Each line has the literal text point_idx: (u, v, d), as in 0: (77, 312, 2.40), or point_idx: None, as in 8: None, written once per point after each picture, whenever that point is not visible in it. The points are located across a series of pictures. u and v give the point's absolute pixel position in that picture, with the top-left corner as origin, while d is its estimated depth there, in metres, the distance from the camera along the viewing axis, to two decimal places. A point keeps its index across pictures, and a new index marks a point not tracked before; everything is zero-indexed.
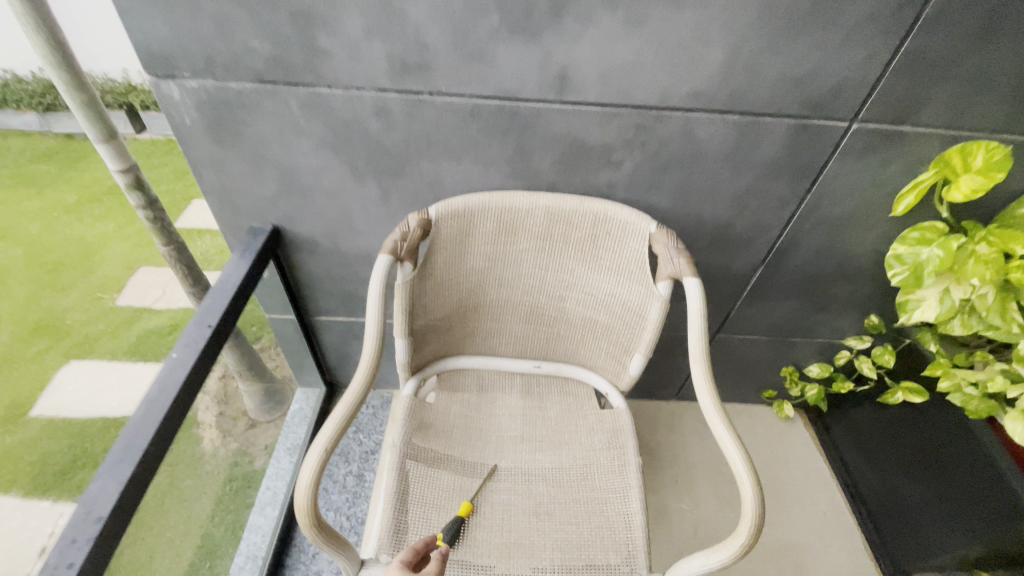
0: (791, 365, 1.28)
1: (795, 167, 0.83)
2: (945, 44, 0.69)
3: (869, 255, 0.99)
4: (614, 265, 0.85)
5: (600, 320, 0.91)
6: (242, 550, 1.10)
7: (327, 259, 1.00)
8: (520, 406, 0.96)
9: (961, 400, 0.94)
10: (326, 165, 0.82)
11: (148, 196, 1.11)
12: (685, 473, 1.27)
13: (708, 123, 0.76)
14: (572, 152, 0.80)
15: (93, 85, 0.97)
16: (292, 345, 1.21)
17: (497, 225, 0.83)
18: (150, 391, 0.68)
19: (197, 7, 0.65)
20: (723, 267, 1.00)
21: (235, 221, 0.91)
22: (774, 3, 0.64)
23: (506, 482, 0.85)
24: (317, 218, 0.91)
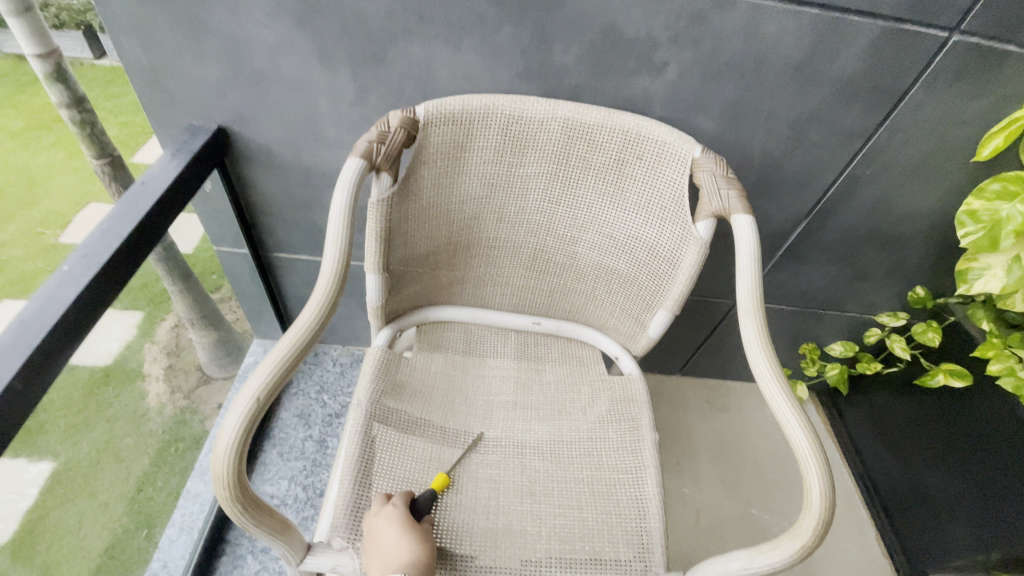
0: (812, 341, 1.16)
1: (871, 89, 0.68)
2: None
3: (929, 214, 0.85)
4: (644, 200, 0.69)
5: (618, 270, 0.76)
6: (176, 520, 0.93)
7: (289, 178, 0.82)
8: (514, 368, 0.81)
9: (1012, 385, 0.82)
10: (286, 43, 0.64)
11: (73, 90, 0.81)
12: (689, 456, 1.15)
13: (778, 16, 0.60)
14: (604, 45, 0.63)
15: None
16: (247, 286, 1.03)
17: (502, 137, 0.66)
18: (25, 309, 0.51)
19: None
20: (761, 218, 0.86)
21: (169, 114, 0.72)
22: None
23: (493, 455, 0.70)
24: (274, 118, 0.73)
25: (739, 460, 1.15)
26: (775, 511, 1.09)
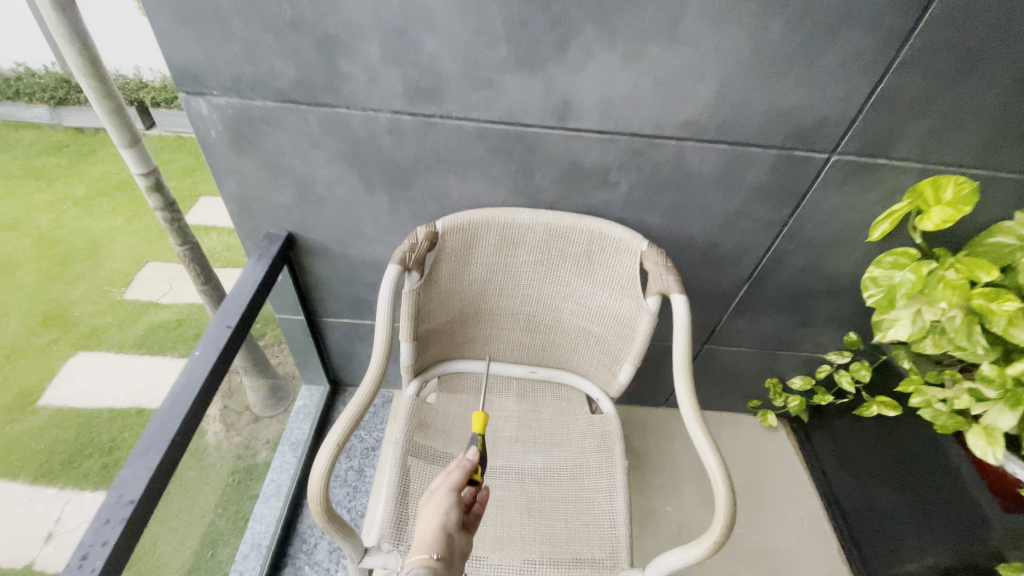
0: (775, 377, 1.34)
1: (778, 192, 0.89)
2: (920, 84, 0.75)
3: (849, 276, 1.05)
4: (609, 280, 0.91)
5: (593, 331, 0.97)
6: (246, 538, 1.15)
7: (338, 264, 1.05)
8: (516, 409, 1.01)
9: (931, 416, 0.98)
10: (340, 177, 0.88)
11: (166, 197, 1.16)
12: (672, 478, 1.33)
13: (698, 150, 0.82)
14: (573, 172, 0.86)
15: (121, 95, 1.03)
16: (298, 344, 1.27)
17: (499, 238, 0.88)
18: (176, 384, 0.73)
19: (228, 31, 0.71)
20: (712, 283, 1.07)
21: (252, 225, 0.97)
22: (761, 45, 0.70)
23: (499, 480, 0.90)
24: (329, 225, 0.97)
25: None
26: (747, 526, 1.26)
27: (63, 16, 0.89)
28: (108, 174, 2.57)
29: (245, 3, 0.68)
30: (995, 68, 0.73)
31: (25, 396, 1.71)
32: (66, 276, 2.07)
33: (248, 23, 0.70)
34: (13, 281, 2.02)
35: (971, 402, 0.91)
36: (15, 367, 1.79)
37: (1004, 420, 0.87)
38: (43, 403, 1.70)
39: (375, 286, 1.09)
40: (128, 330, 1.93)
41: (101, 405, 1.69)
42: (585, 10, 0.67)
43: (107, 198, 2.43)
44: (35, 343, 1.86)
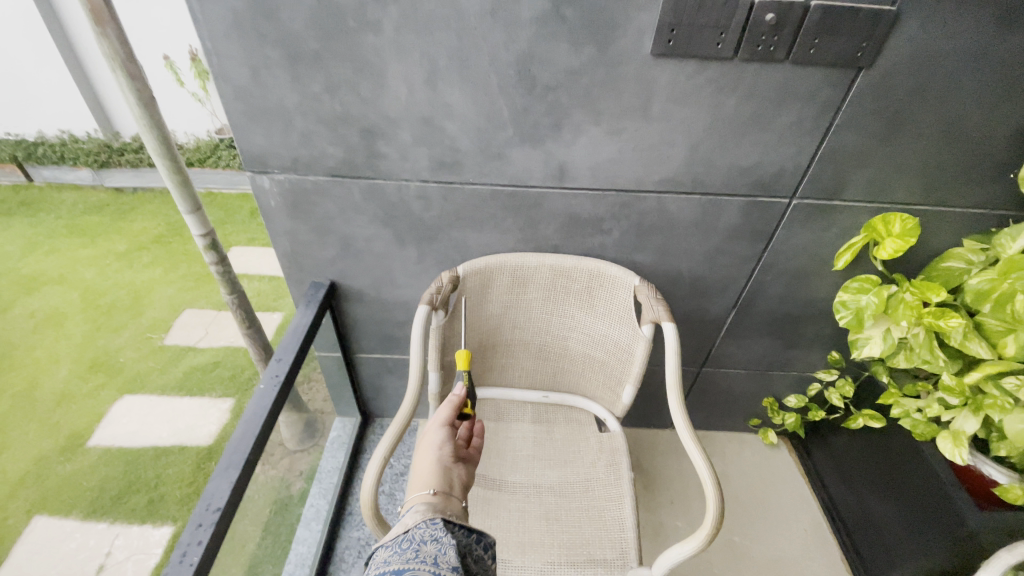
0: (771, 396, 1.45)
1: (750, 232, 1.03)
2: (857, 141, 0.90)
3: (823, 300, 1.18)
4: (608, 311, 1.04)
5: (596, 356, 1.10)
6: (290, 558, 1.25)
7: (372, 306, 1.21)
8: (532, 430, 1.14)
9: (910, 424, 1.08)
10: (376, 234, 1.05)
11: (219, 253, 1.31)
12: (680, 494, 1.42)
13: (677, 200, 0.98)
14: (572, 221, 1.02)
15: (186, 166, 1.17)
16: (334, 379, 1.41)
17: (511, 279, 1.03)
18: (247, 413, 0.88)
19: (291, 125, 0.88)
20: (701, 311, 1.21)
21: (300, 276, 1.13)
22: (720, 117, 0.86)
23: (520, 493, 1.02)
24: (365, 273, 1.13)
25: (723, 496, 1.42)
26: (754, 538, 1.34)
27: (146, 109, 1.05)
28: (146, 226, 2.84)
29: (306, 105, 0.85)
30: (918, 125, 0.88)
31: (75, 438, 1.77)
32: (111, 325, 2.23)
33: (307, 119, 0.87)
34: (64, 332, 2.19)
35: (941, 410, 1.03)
36: (67, 411, 1.87)
37: (969, 425, 0.97)
38: (94, 444, 1.75)
39: (404, 324, 1.25)
40: (169, 373, 2.02)
41: (149, 442, 1.75)
42: (574, 97, 0.84)
43: (147, 252, 2.65)
44: (85, 389, 1.96)
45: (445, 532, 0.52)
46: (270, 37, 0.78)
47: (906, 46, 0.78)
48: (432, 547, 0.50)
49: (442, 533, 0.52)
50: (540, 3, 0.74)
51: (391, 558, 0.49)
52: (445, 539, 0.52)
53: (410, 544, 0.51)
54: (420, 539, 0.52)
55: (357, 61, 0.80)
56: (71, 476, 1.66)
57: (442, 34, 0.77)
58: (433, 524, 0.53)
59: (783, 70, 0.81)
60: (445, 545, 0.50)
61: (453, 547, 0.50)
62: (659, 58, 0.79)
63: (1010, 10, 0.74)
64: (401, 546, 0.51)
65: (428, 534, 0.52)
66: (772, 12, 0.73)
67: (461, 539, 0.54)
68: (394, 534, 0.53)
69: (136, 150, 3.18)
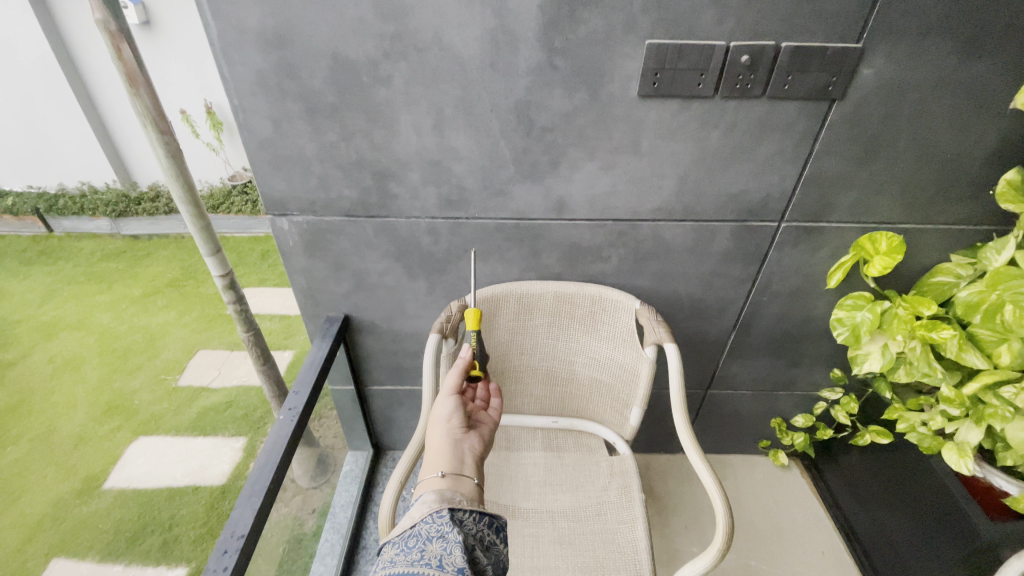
0: (779, 416, 1.46)
1: (743, 255, 1.09)
2: (837, 167, 0.96)
3: (820, 318, 1.21)
4: (612, 335, 1.09)
5: (603, 379, 1.14)
6: None
7: (384, 338, 1.26)
8: (543, 456, 1.16)
9: (917, 438, 1.08)
10: (389, 268, 1.11)
11: (236, 292, 1.35)
12: (694, 519, 1.42)
13: (671, 227, 1.03)
14: (573, 250, 1.08)
15: (208, 212, 1.22)
16: (347, 412, 1.45)
17: (518, 307, 1.07)
18: (268, 444, 0.91)
19: (309, 171, 0.96)
20: (702, 332, 1.24)
21: (316, 311, 1.19)
22: (706, 150, 0.93)
23: (533, 519, 1.03)
24: (378, 306, 1.18)
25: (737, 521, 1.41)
26: (771, 562, 1.32)
27: (172, 160, 1.11)
28: (160, 271, 2.94)
29: (323, 152, 0.93)
30: (893, 150, 0.94)
31: (91, 481, 1.78)
32: (127, 368, 2.28)
33: (324, 165, 0.95)
34: (81, 377, 2.24)
35: (944, 422, 1.05)
36: (83, 454, 1.89)
37: (972, 435, 0.99)
38: (109, 485, 1.77)
39: (415, 354, 1.29)
40: (183, 414, 2.04)
41: (162, 483, 1.76)
42: (570, 137, 0.91)
43: (161, 296, 2.72)
44: (100, 431, 1.99)
45: (451, 528, 0.55)
46: (291, 93, 0.86)
47: (874, 79, 0.85)
48: (438, 546, 0.52)
49: (448, 530, 0.55)
50: (535, 56, 0.82)
51: (398, 558, 0.51)
52: (451, 536, 0.54)
53: (416, 541, 0.53)
54: (426, 535, 0.54)
55: (370, 112, 0.88)
56: (86, 518, 1.67)
57: (447, 86, 0.85)
58: (440, 519, 0.56)
59: (761, 105, 0.87)
60: (450, 545, 0.52)
61: (458, 547, 0.52)
62: (646, 99, 0.86)
63: (965, 43, 0.81)
64: (407, 544, 0.53)
65: (434, 530, 0.54)
66: (746, 54, 0.80)
67: (470, 528, 0.57)
68: (401, 530, 0.56)
69: (152, 199, 3.34)
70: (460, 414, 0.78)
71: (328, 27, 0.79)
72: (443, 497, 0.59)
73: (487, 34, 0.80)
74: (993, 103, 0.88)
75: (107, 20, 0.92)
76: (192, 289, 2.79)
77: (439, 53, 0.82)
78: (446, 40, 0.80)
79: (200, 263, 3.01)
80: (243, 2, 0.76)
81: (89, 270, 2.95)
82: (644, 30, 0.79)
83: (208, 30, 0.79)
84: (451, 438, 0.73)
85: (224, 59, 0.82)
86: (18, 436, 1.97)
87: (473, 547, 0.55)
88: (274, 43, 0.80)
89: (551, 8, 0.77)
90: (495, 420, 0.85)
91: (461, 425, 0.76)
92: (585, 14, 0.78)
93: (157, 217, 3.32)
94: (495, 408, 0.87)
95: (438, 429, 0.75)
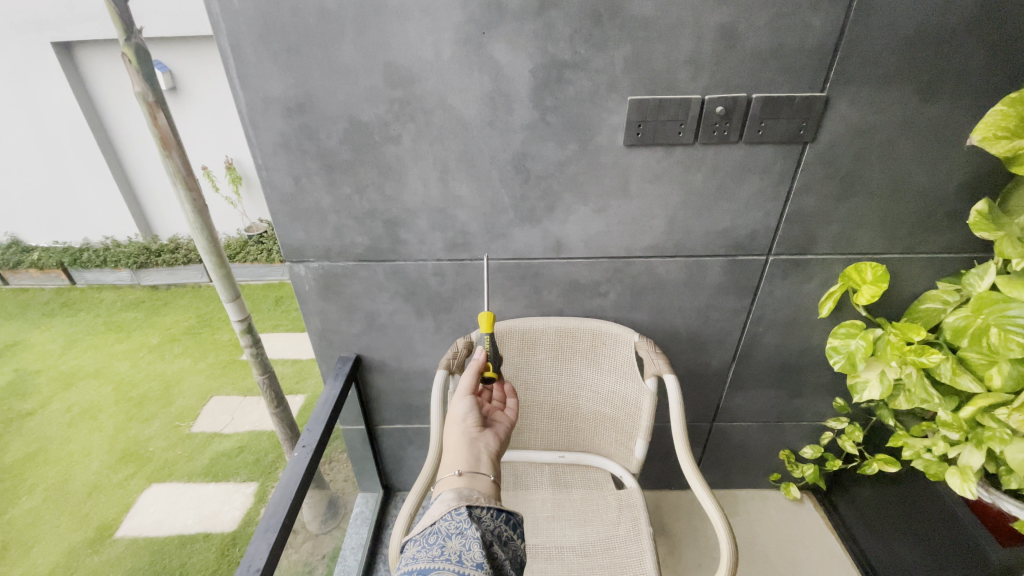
0: (787, 448, 1.47)
1: (735, 287, 1.14)
2: (817, 203, 1.02)
3: (817, 347, 1.25)
4: (614, 368, 1.13)
5: (607, 413, 1.17)
6: None
7: (394, 376, 1.31)
8: (550, 492, 1.17)
9: (923, 465, 1.09)
10: (398, 308, 1.17)
11: (254, 336, 1.41)
12: (707, 556, 1.40)
13: (664, 263, 1.10)
14: (572, 287, 1.14)
15: (229, 261, 1.30)
16: (359, 452, 1.47)
17: (522, 342, 1.12)
18: (283, 480, 0.95)
19: (326, 221, 1.04)
20: (703, 364, 1.28)
21: (329, 352, 1.25)
22: (691, 191, 1.00)
23: (542, 554, 1.03)
24: (388, 346, 1.24)
25: (752, 558, 1.39)
26: None
27: (198, 214, 1.19)
28: (177, 320, 3.03)
29: (339, 204, 1.01)
30: (867, 186, 1.00)
31: (104, 529, 1.79)
32: (142, 416, 2.33)
33: (340, 215, 1.03)
34: (97, 425, 2.29)
35: (947, 447, 1.05)
36: (96, 502, 1.90)
37: (974, 459, 0.99)
38: (121, 534, 1.77)
39: (423, 392, 1.33)
40: (195, 460, 2.07)
41: (174, 531, 1.76)
42: (564, 183, 0.99)
43: (178, 344, 2.80)
44: (114, 479, 2.00)
45: (469, 525, 0.58)
46: (310, 152, 0.95)
47: (842, 123, 0.92)
48: (457, 542, 0.55)
49: (467, 526, 0.57)
50: (529, 114, 0.91)
51: (420, 554, 0.54)
52: (469, 533, 0.57)
53: (436, 538, 0.56)
54: (445, 532, 0.57)
55: (381, 167, 0.97)
56: (97, 568, 1.66)
57: (451, 142, 0.94)
58: (458, 516, 0.59)
59: (738, 149, 0.95)
60: (468, 541, 0.55)
61: (476, 543, 0.55)
62: (632, 148, 0.95)
63: (922, 89, 0.89)
64: (428, 541, 0.56)
65: (453, 527, 0.57)
66: (721, 105, 0.89)
67: (488, 525, 0.60)
68: (422, 528, 0.59)
69: (172, 251, 3.46)
70: (474, 414, 0.81)
71: (344, 95, 0.89)
72: (461, 495, 0.62)
73: (485, 96, 0.89)
74: (955, 140, 0.95)
75: (145, 93, 1.03)
76: (207, 336, 2.88)
77: (443, 114, 0.91)
78: (449, 103, 0.90)
79: (216, 311, 3.10)
80: (270, 76, 0.87)
81: (109, 321, 3.04)
82: (626, 88, 0.88)
83: (238, 100, 0.89)
84: (467, 437, 0.77)
85: (251, 125, 0.92)
86: (33, 486, 1.99)
87: (490, 542, 0.58)
88: (297, 109, 0.90)
89: (541, 72, 0.87)
90: (512, 420, 0.87)
91: (476, 424, 0.80)
92: (573, 76, 0.87)
93: (176, 267, 3.43)
94: (512, 408, 0.90)
95: (454, 427, 0.79)
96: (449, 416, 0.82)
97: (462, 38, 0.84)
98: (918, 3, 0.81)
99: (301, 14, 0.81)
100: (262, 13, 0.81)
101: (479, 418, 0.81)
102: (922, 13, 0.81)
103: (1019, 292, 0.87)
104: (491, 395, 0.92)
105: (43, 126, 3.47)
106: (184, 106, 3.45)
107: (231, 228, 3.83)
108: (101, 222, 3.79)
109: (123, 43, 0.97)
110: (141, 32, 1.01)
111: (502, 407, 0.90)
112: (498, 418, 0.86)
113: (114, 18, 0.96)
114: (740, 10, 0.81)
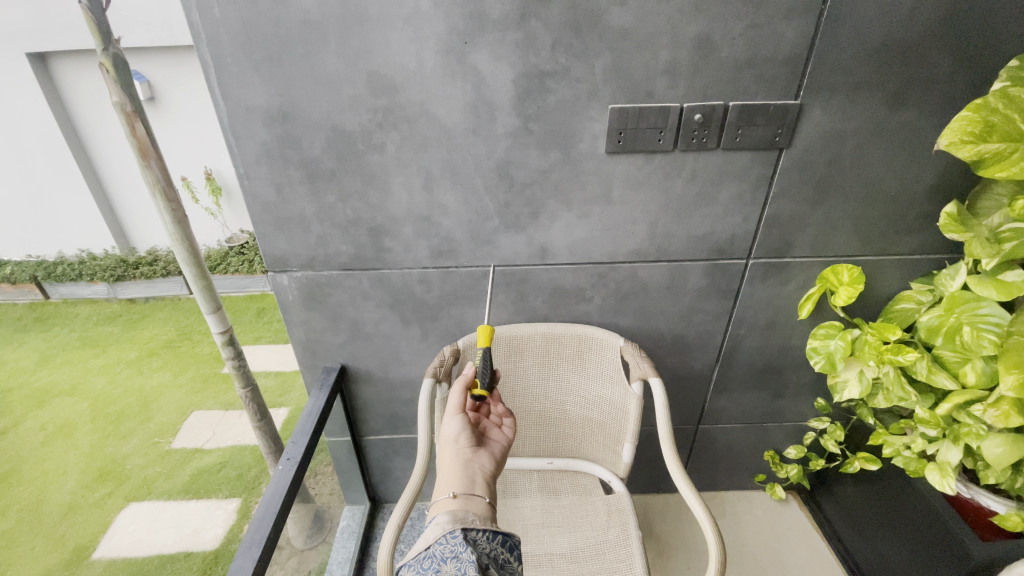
0: (772, 449, 1.49)
1: (717, 290, 1.16)
2: (793, 208, 1.05)
3: (798, 348, 1.27)
4: (600, 374, 1.13)
5: (594, 417, 1.17)
6: None
7: (380, 386, 1.30)
8: (539, 499, 1.16)
9: (903, 462, 1.11)
10: (384, 317, 1.16)
11: (235, 348, 1.38)
12: (696, 559, 1.40)
13: (647, 268, 1.11)
14: (558, 292, 1.15)
15: (210, 272, 1.27)
16: (345, 464, 1.45)
17: (508, 347, 1.12)
18: (267, 494, 0.92)
19: (309, 229, 1.03)
20: (687, 367, 1.29)
21: (314, 363, 1.24)
22: (671, 197, 1.02)
23: (532, 561, 1.02)
24: (374, 355, 1.23)
25: (740, 558, 1.40)
26: None
27: (177, 225, 1.16)
28: (155, 333, 2.96)
29: (322, 213, 1.01)
30: (841, 190, 1.03)
31: (81, 550, 1.73)
32: (120, 432, 2.26)
33: (323, 224, 1.02)
34: (73, 443, 2.21)
35: (926, 444, 1.07)
36: (73, 522, 1.84)
37: (952, 454, 1.00)
38: (98, 555, 1.70)
39: (410, 401, 1.33)
40: (175, 478, 2.01)
41: (152, 551, 1.70)
42: (548, 191, 1.00)
43: (157, 358, 2.74)
44: (91, 498, 1.93)
45: (465, 548, 0.57)
46: (293, 161, 0.94)
47: (816, 129, 0.95)
48: (452, 566, 0.54)
49: (462, 550, 0.57)
50: (512, 122, 0.92)
51: None
52: (464, 557, 0.56)
53: (431, 563, 0.55)
54: (440, 556, 0.56)
55: (365, 176, 0.97)
56: None
57: (435, 150, 0.94)
58: (453, 539, 0.58)
59: (718, 155, 0.97)
60: (464, 565, 0.54)
61: (472, 567, 0.54)
62: (614, 154, 0.96)
63: (890, 97, 0.92)
64: (423, 565, 0.55)
65: (448, 551, 0.57)
66: (699, 112, 0.91)
67: (484, 547, 0.59)
68: (417, 552, 0.58)
69: (150, 262, 3.38)
70: (467, 433, 0.80)
71: (326, 103, 0.89)
72: (455, 518, 0.61)
73: (468, 105, 0.90)
74: (923, 146, 0.98)
75: (123, 103, 1.01)
76: (189, 348, 2.83)
77: (427, 122, 0.91)
78: (432, 111, 0.90)
79: (196, 324, 3.03)
80: (252, 85, 0.86)
81: (84, 337, 2.95)
82: (607, 96, 0.90)
83: (219, 108, 0.88)
84: (461, 458, 0.76)
85: (233, 134, 0.91)
86: (6, 508, 1.91)
87: (487, 565, 0.57)
88: (279, 118, 0.90)
89: (523, 82, 0.88)
90: (508, 438, 0.87)
91: (469, 444, 0.79)
92: (554, 85, 0.89)
93: (154, 279, 3.35)
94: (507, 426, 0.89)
95: (449, 448, 0.78)
96: (442, 437, 0.81)
97: (445, 47, 0.85)
98: (883, 15, 0.84)
99: (283, 23, 0.81)
100: (243, 22, 0.81)
101: (472, 437, 0.81)
102: (889, 23, 0.85)
103: (990, 292, 0.90)
104: (489, 411, 0.90)
105: (15, 140, 3.37)
106: (162, 115, 3.40)
107: (212, 240, 3.76)
108: (77, 235, 3.70)
109: (100, 54, 0.96)
110: (119, 41, 1.00)
111: (500, 424, 0.89)
112: (494, 436, 0.86)
113: (92, 26, 0.94)
114: (716, 20, 0.83)
